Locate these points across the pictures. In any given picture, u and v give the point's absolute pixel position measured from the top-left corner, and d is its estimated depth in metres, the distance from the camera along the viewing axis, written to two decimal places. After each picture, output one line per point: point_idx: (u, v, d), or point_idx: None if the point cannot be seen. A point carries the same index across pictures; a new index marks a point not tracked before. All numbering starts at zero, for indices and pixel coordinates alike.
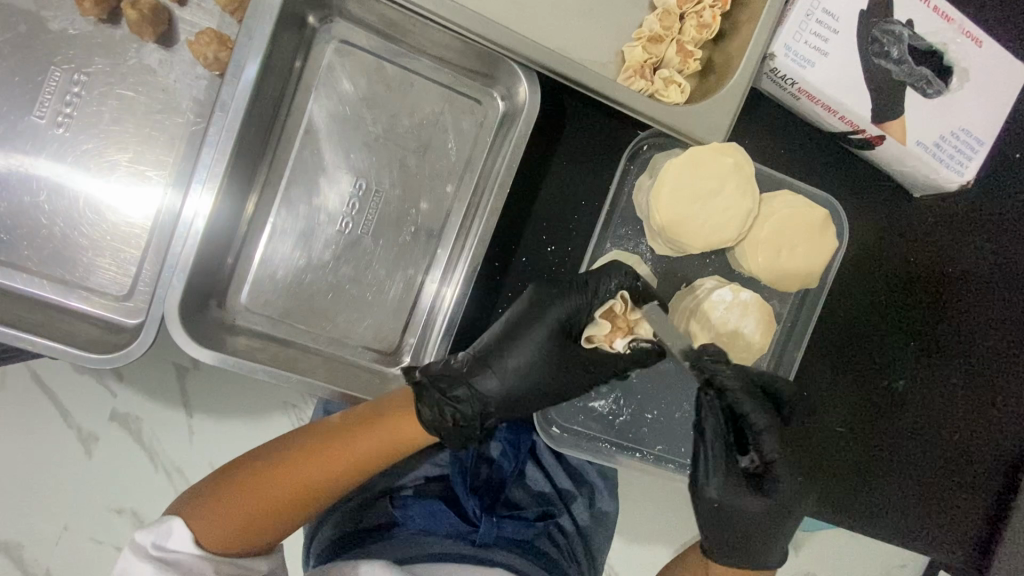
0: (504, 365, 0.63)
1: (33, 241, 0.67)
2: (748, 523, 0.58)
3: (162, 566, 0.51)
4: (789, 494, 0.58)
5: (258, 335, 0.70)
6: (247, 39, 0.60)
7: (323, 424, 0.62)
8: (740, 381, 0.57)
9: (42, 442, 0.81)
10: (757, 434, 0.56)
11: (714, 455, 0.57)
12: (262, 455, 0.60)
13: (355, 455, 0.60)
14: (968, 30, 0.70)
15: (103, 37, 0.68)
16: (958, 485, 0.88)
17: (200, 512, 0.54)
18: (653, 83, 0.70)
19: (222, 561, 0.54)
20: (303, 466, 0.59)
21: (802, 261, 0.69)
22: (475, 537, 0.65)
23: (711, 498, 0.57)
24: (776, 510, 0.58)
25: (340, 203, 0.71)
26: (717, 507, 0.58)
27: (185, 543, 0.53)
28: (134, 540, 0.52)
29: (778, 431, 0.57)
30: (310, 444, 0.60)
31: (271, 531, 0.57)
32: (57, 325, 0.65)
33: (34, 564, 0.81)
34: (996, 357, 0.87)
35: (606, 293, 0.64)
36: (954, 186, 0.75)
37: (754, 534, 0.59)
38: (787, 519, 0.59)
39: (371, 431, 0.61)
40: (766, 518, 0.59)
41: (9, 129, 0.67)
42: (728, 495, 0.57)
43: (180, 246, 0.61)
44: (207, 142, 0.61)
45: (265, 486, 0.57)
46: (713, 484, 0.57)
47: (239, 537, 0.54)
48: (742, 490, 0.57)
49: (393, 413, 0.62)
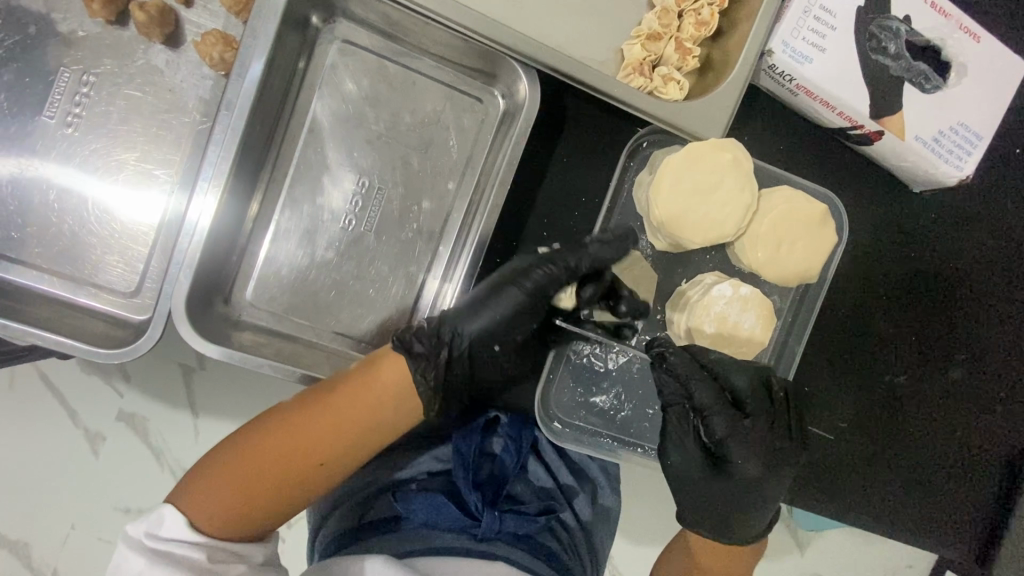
0: (486, 318, 0.66)
1: (43, 239, 0.69)
2: (708, 496, 0.65)
3: (153, 557, 0.51)
4: (743, 475, 0.63)
5: (262, 332, 0.71)
6: (252, 39, 0.61)
7: (304, 394, 0.62)
8: (686, 364, 0.62)
9: (51, 440, 0.82)
10: (704, 413, 0.62)
11: (672, 426, 0.65)
12: (249, 430, 0.60)
13: (347, 421, 0.61)
14: (965, 26, 0.70)
15: (111, 39, 0.70)
16: (961, 483, 0.88)
17: (194, 499, 0.55)
18: (651, 80, 0.71)
19: (217, 549, 0.54)
20: (294, 436, 0.59)
21: (802, 256, 0.69)
22: (478, 532, 0.65)
23: (670, 462, 0.65)
24: (734, 488, 0.64)
25: (343, 201, 0.72)
26: (676, 478, 0.66)
27: (179, 532, 0.53)
28: (127, 533, 0.53)
29: (725, 413, 0.62)
30: (296, 412, 0.60)
31: (268, 507, 0.58)
32: (67, 321, 0.66)
33: (43, 562, 0.82)
34: (996, 353, 0.88)
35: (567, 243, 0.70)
36: (954, 181, 0.75)
37: (718, 510, 0.65)
38: (748, 496, 0.64)
39: (361, 397, 0.62)
40: (726, 493, 0.64)
41: (20, 131, 0.68)
42: (686, 468, 0.65)
43: (186, 241, 0.62)
44: (213, 141, 0.62)
45: (253, 465, 0.57)
46: (670, 451, 0.65)
47: (240, 517, 0.56)
48: (696, 464, 0.64)
49: (378, 378, 0.63)
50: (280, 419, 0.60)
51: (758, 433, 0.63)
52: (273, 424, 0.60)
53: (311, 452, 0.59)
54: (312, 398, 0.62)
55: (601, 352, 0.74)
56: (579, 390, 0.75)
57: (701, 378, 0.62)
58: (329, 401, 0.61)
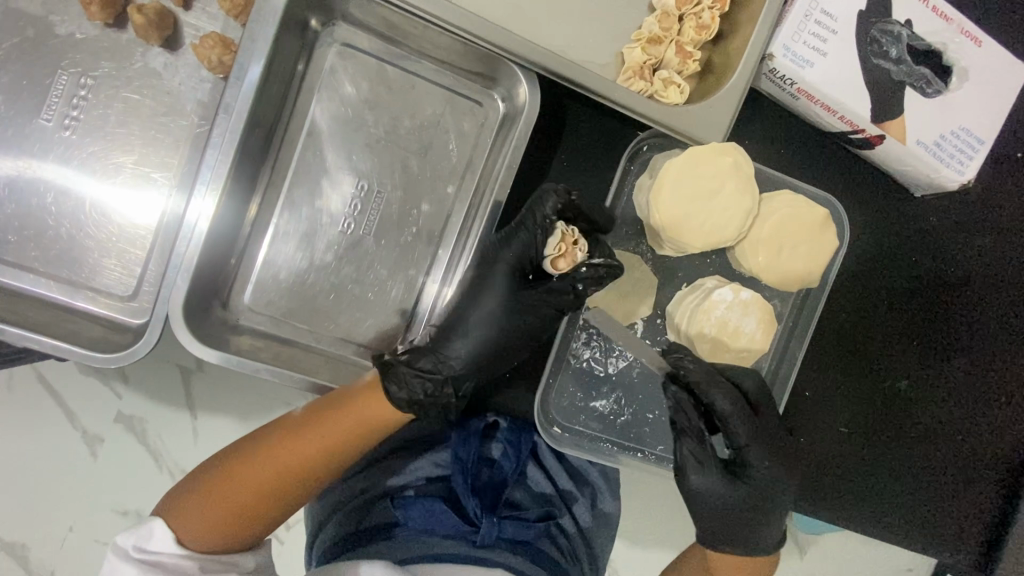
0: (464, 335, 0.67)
1: (41, 242, 0.68)
2: (734, 511, 0.65)
3: (144, 566, 0.52)
4: (762, 479, 0.65)
5: (260, 335, 0.71)
6: (250, 42, 0.61)
7: (298, 412, 0.62)
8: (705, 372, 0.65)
9: (47, 444, 0.81)
10: (725, 420, 0.65)
11: (692, 443, 0.64)
12: (240, 447, 0.60)
13: (340, 440, 0.61)
14: (966, 29, 0.70)
15: (109, 41, 0.69)
16: (962, 487, 0.88)
17: (183, 513, 0.55)
18: (652, 84, 0.71)
19: (208, 559, 0.54)
20: (282, 455, 0.59)
21: (803, 261, 0.69)
22: (477, 538, 0.65)
23: (693, 484, 0.64)
24: (755, 498, 0.65)
25: (342, 204, 0.71)
26: (703, 497, 0.65)
27: (168, 544, 0.53)
28: (116, 542, 0.53)
29: (744, 420, 0.65)
30: (289, 431, 0.61)
31: (256, 523, 0.58)
32: (64, 325, 0.66)
33: (40, 565, 0.82)
34: (995, 357, 0.87)
35: (572, 201, 0.65)
36: (955, 186, 0.75)
37: (744, 524, 0.66)
38: (768, 504, 0.66)
39: (357, 418, 0.62)
40: (749, 505, 0.65)
41: (17, 133, 0.68)
42: (712, 485, 0.64)
43: (184, 245, 0.62)
44: (210, 144, 0.61)
45: (244, 481, 0.57)
46: (693, 471, 0.64)
47: (230, 532, 0.56)
48: (717, 477, 0.64)
49: (369, 398, 0.63)
50: (272, 437, 0.60)
51: (768, 440, 0.67)
52: (265, 441, 0.60)
53: (303, 469, 0.60)
54: (301, 417, 0.62)
55: (601, 356, 0.74)
56: (579, 394, 0.74)
57: (718, 386, 0.64)
58: (322, 421, 0.61)
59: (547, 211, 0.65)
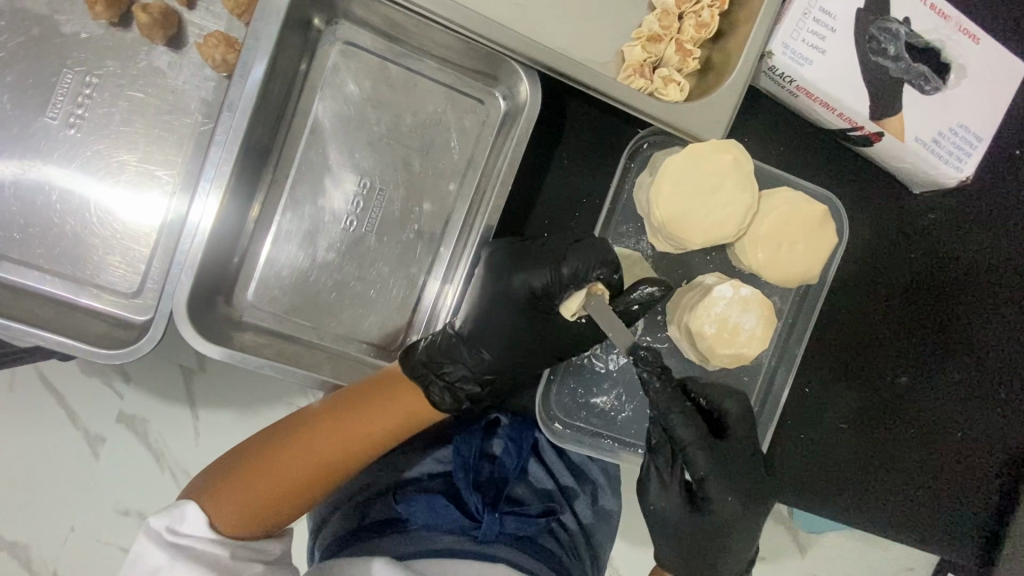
0: (489, 343, 0.69)
1: (45, 240, 0.69)
2: (691, 535, 0.64)
3: (174, 552, 0.52)
4: (721, 511, 0.63)
5: (263, 332, 0.72)
6: (254, 41, 0.62)
7: (323, 404, 0.64)
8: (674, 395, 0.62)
9: (50, 443, 0.82)
10: (683, 447, 0.62)
11: (657, 463, 0.64)
12: (265, 437, 0.61)
13: (368, 431, 0.63)
14: (964, 27, 0.71)
15: (114, 41, 0.70)
16: (964, 485, 0.88)
17: (213, 499, 0.55)
18: (652, 82, 0.71)
19: (238, 545, 0.54)
20: (312, 446, 0.61)
21: (802, 258, 0.69)
22: (478, 534, 0.65)
23: (651, 501, 0.65)
24: (712, 528, 0.64)
25: (344, 202, 0.72)
26: (659, 517, 0.65)
27: (199, 528, 0.53)
28: (148, 525, 0.52)
29: (706, 449, 0.62)
30: (316, 423, 0.62)
31: (285, 510, 0.58)
32: (68, 322, 0.66)
33: (42, 564, 0.82)
34: (996, 353, 0.88)
35: (614, 279, 0.64)
36: (954, 183, 0.75)
37: (697, 548, 0.65)
38: (724, 535, 0.64)
39: (387, 413, 0.64)
40: (706, 533, 0.64)
41: (22, 132, 0.68)
42: (668, 508, 0.64)
43: (188, 242, 0.63)
44: (215, 141, 0.62)
45: (274, 471, 0.59)
46: (651, 489, 0.65)
47: (268, 517, 0.57)
48: (677, 500, 0.64)
49: (397, 392, 0.65)
50: (299, 429, 0.62)
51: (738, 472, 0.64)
52: (292, 433, 0.62)
53: (332, 460, 0.61)
54: (327, 409, 0.63)
55: (601, 353, 0.75)
56: (580, 391, 0.75)
57: (684, 409, 0.62)
58: (350, 413, 0.63)
59: (590, 278, 0.64)
